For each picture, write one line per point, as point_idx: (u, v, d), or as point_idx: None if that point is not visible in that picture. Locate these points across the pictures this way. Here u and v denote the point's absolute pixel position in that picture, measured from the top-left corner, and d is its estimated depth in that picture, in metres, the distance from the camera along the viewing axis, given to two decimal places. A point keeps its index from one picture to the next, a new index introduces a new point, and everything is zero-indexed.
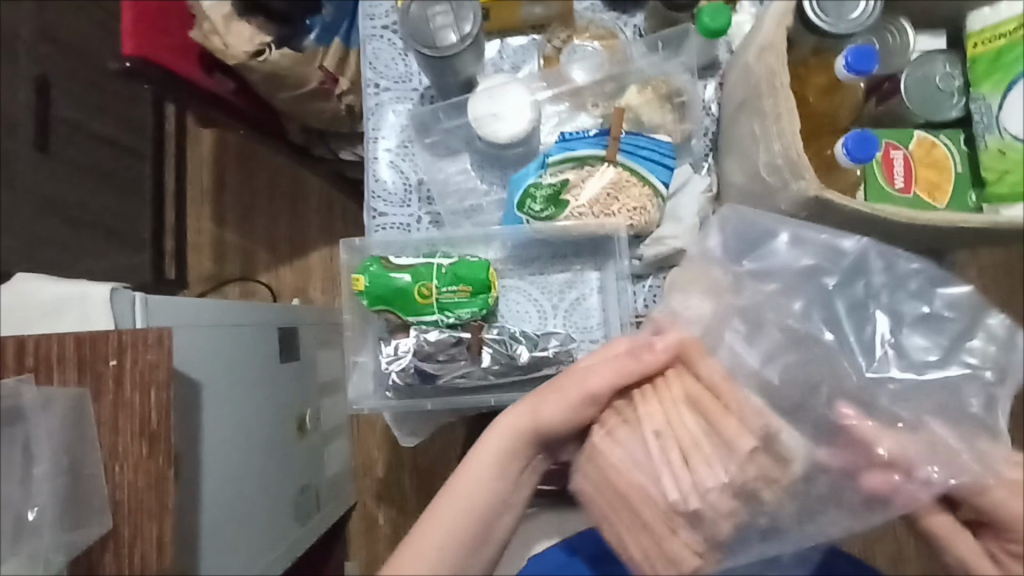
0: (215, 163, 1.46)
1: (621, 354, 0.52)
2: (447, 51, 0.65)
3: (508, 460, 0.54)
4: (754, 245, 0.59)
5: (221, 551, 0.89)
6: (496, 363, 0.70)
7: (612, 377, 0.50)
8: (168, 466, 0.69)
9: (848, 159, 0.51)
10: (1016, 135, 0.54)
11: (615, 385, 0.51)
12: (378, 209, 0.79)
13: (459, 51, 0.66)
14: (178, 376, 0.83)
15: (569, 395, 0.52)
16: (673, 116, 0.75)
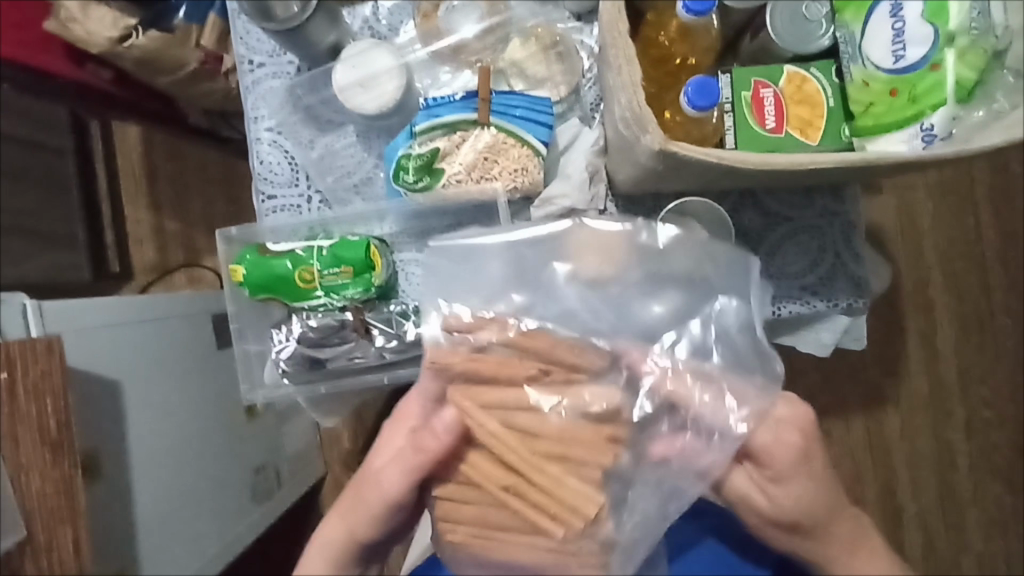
0: (143, 150, 1.42)
1: (407, 450, 0.57)
2: (288, 23, 0.67)
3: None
4: (523, 288, 0.58)
5: (164, 542, 0.90)
6: (388, 339, 0.69)
7: (403, 476, 0.57)
8: (76, 469, 0.71)
9: (691, 107, 0.49)
10: (878, 64, 0.52)
11: (407, 482, 0.57)
12: (266, 191, 0.75)
13: (301, 21, 0.67)
14: (90, 379, 0.82)
15: (373, 502, 0.60)
16: (559, 67, 0.72)
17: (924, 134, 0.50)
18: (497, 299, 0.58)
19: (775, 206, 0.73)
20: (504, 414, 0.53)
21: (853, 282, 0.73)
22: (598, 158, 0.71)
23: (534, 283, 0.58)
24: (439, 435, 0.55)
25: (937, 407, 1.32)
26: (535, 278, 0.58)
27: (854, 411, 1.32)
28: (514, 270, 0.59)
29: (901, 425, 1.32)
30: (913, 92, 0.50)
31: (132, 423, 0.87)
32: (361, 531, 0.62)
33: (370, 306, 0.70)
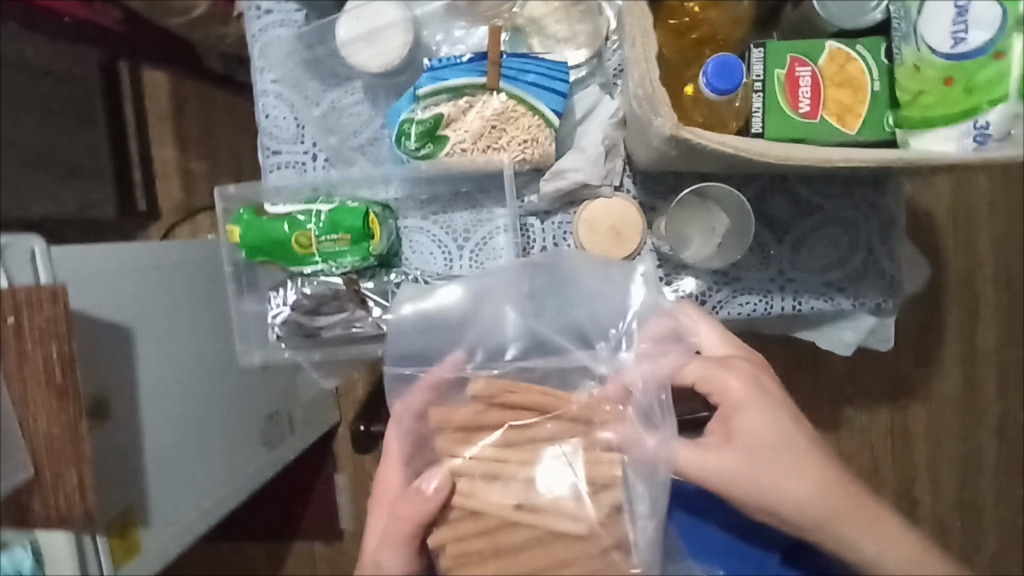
0: (170, 88, 1.40)
1: (400, 519, 0.55)
2: None
3: None
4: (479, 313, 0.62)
5: (176, 481, 0.93)
6: (384, 310, 0.68)
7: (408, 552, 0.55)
8: (82, 414, 0.71)
9: (710, 90, 0.44)
10: (933, 48, 0.45)
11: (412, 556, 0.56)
12: (271, 147, 0.73)
13: None
14: (102, 322, 0.83)
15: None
16: (585, 28, 0.67)
17: (976, 133, 0.43)
18: (456, 334, 0.62)
19: (807, 193, 0.68)
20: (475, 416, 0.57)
21: (884, 281, 0.68)
22: (616, 131, 0.67)
23: (487, 317, 0.62)
24: (427, 492, 0.54)
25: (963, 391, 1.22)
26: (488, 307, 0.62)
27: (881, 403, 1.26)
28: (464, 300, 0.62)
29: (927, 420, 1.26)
30: (969, 83, 0.43)
31: (142, 369, 0.88)
32: None
33: (366, 277, 0.70)
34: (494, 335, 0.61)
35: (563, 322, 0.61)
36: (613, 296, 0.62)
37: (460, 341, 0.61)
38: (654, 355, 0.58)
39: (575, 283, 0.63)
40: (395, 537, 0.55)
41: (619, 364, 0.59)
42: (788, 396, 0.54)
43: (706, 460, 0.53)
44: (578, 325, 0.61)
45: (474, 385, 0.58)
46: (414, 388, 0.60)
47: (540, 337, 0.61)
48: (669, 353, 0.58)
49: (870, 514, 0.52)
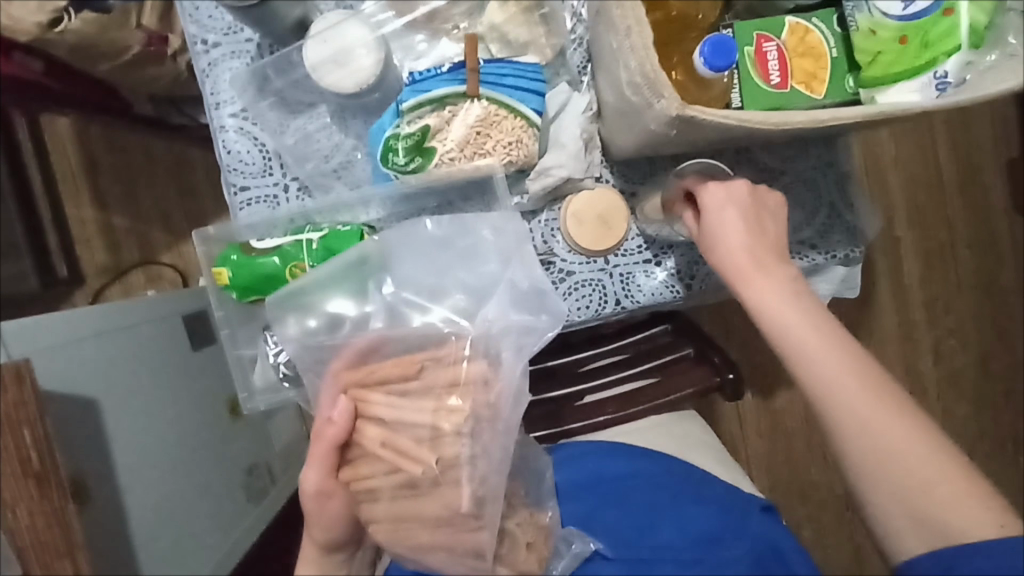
0: (79, 140, 1.23)
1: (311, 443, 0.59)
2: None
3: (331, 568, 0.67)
4: (375, 298, 0.61)
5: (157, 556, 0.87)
6: None
7: (320, 472, 0.59)
8: (66, 500, 0.65)
9: (706, 69, 0.48)
10: (886, 12, 0.51)
11: (324, 476, 0.59)
12: (238, 183, 0.70)
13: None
14: (62, 399, 0.76)
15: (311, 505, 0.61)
16: (543, 30, 0.67)
17: (937, 82, 0.50)
18: (357, 315, 0.61)
19: (771, 161, 0.72)
20: (388, 385, 0.57)
21: (849, 231, 0.74)
22: (590, 124, 0.70)
23: (384, 294, 0.61)
24: (335, 419, 0.58)
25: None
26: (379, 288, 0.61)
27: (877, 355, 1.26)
28: (366, 280, 0.62)
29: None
30: (925, 39, 0.50)
31: (114, 442, 0.82)
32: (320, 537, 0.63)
33: (367, 298, 0.61)
34: (384, 310, 0.60)
35: (447, 284, 0.61)
36: (485, 262, 0.62)
37: (345, 324, 0.61)
38: (520, 325, 0.59)
39: (471, 248, 0.62)
40: (313, 459, 0.59)
41: (487, 329, 0.59)
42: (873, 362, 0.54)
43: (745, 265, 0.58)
44: (446, 291, 0.61)
45: (361, 346, 0.59)
46: (345, 362, 0.59)
47: (420, 303, 0.60)
48: (533, 322, 0.60)
49: (885, 407, 0.51)
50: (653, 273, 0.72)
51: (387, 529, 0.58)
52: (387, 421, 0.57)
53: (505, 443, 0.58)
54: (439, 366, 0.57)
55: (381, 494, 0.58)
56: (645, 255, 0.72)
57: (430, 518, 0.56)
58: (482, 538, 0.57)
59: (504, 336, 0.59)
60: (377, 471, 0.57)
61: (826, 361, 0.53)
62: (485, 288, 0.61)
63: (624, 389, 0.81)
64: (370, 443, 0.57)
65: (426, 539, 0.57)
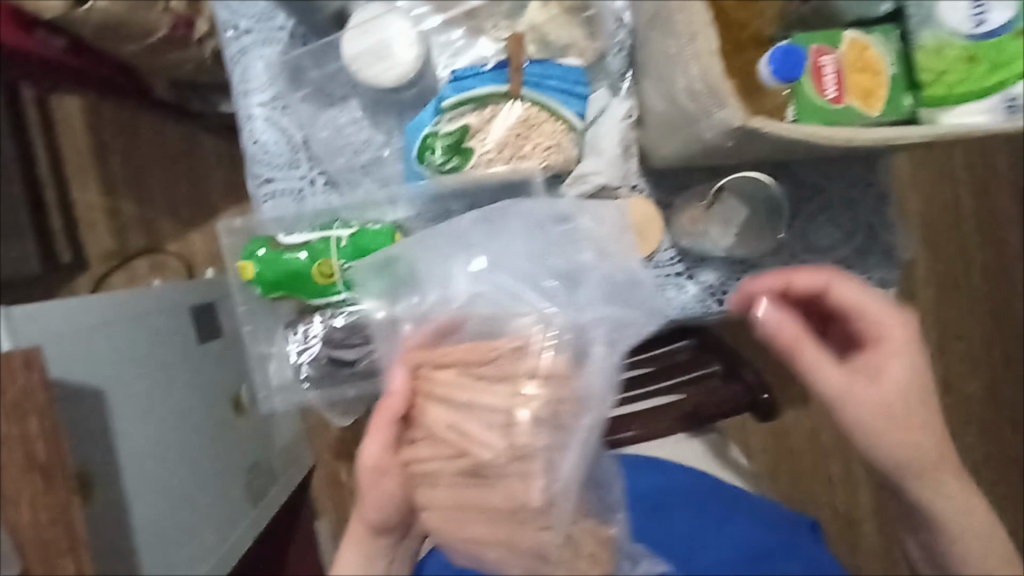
0: (89, 122, 1.20)
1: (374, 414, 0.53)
2: None
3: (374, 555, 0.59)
4: (453, 265, 0.55)
5: (157, 557, 0.82)
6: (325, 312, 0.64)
7: (380, 445, 0.53)
8: (73, 495, 0.60)
9: (773, 79, 0.47)
10: (955, 30, 0.51)
11: (383, 451, 0.53)
12: (263, 174, 0.68)
13: None
14: (65, 390, 0.72)
15: (364, 483, 0.54)
16: (585, 32, 0.65)
17: (1007, 104, 0.50)
18: (434, 288, 0.55)
19: (812, 176, 0.71)
20: (457, 368, 0.50)
21: (886, 253, 0.72)
22: (630, 132, 0.68)
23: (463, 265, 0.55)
24: (395, 389, 0.52)
25: (936, 355, 1.23)
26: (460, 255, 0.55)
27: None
28: (446, 242, 0.57)
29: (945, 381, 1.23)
30: (995, 60, 0.50)
31: (121, 434, 0.78)
32: (370, 517, 0.56)
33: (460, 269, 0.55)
34: (462, 287, 0.54)
35: (535, 265, 0.53)
36: (580, 241, 0.54)
37: (418, 294, 0.56)
38: (610, 320, 0.51)
39: (569, 231, 0.54)
40: (374, 427, 0.53)
41: (578, 320, 0.50)
42: (915, 420, 0.55)
43: (848, 382, 0.55)
44: (534, 270, 0.53)
45: (437, 326, 0.52)
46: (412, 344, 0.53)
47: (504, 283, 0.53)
48: (624, 319, 0.52)
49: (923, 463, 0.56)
50: (685, 286, 0.70)
51: (439, 517, 0.49)
52: (453, 404, 0.48)
53: (586, 443, 0.49)
54: (520, 352, 0.48)
55: (439, 477, 0.49)
56: (677, 267, 0.70)
57: (490, 509, 0.46)
58: (544, 538, 0.46)
59: (597, 327, 0.51)
60: (439, 451, 0.49)
61: (876, 439, 0.56)
62: (579, 277, 0.52)
63: (650, 404, 0.79)
64: (430, 423, 0.50)
65: (483, 532, 0.47)
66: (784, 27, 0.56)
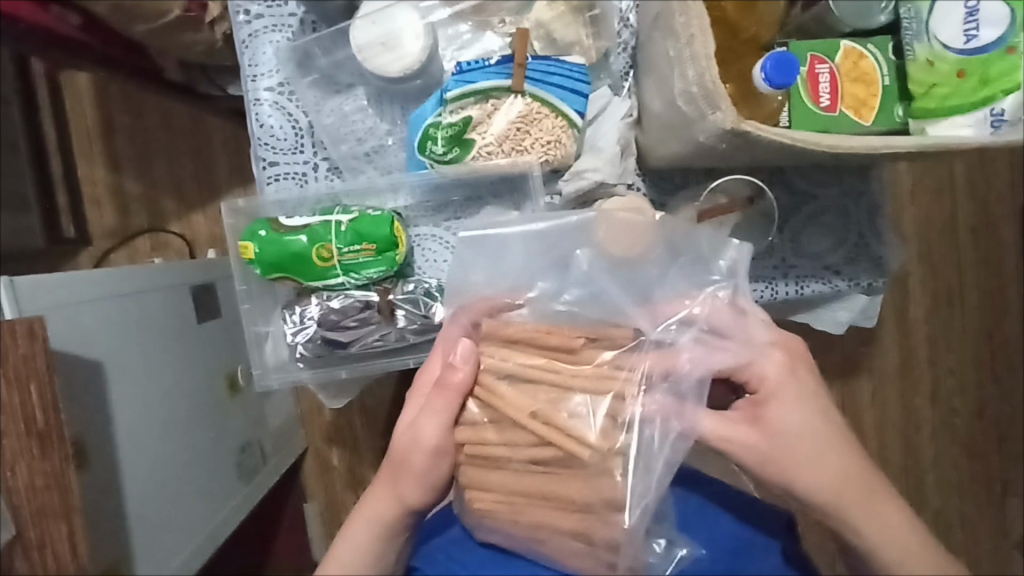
0: (97, 100, 1.21)
1: (432, 389, 0.53)
2: None
3: (389, 537, 0.56)
4: (514, 262, 0.59)
5: (151, 533, 0.82)
6: (334, 295, 0.66)
7: (440, 420, 0.52)
8: (68, 462, 0.60)
9: (767, 84, 0.48)
10: (945, 45, 0.52)
11: (444, 428, 0.52)
12: (267, 157, 0.69)
13: None
14: (66, 358, 0.73)
15: (417, 462, 0.53)
16: (588, 32, 0.66)
17: (993, 118, 0.51)
18: (521, 290, 0.57)
19: (802, 184, 0.72)
20: (531, 349, 0.53)
21: (874, 262, 0.74)
22: (629, 131, 0.70)
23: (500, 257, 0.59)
24: (459, 365, 0.53)
25: (926, 366, 1.24)
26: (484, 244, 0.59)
27: (888, 386, 1.24)
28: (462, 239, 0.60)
29: (933, 392, 1.24)
30: (983, 75, 0.51)
31: (118, 406, 0.79)
32: (410, 496, 0.54)
33: (545, 274, 0.57)
34: (555, 288, 0.57)
35: (624, 285, 0.57)
36: (681, 270, 0.57)
37: (478, 286, 0.58)
38: (705, 342, 0.54)
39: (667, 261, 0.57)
40: (432, 409, 0.53)
41: (660, 326, 0.55)
42: (799, 419, 0.51)
43: (732, 434, 0.52)
44: (628, 286, 0.57)
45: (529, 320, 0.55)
46: (474, 312, 0.57)
47: (597, 288, 0.57)
48: (722, 345, 0.54)
49: (794, 469, 0.51)
50: None
51: (490, 500, 0.52)
52: (522, 385, 0.52)
53: (677, 449, 0.52)
54: (603, 344, 0.54)
55: (508, 461, 0.51)
56: None
57: (563, 500, 0.50)
58: (617, 534, 0.50)
59: (692, 339, 0.54)
60: (511, 440, 0.51)
61: (750, 444, 0.52)
62: (676, 292, 0.57)
63: None
64: (505, 403, 0.51)
65: (539, 516, 0.51)
66: (783, 35, 0.58)
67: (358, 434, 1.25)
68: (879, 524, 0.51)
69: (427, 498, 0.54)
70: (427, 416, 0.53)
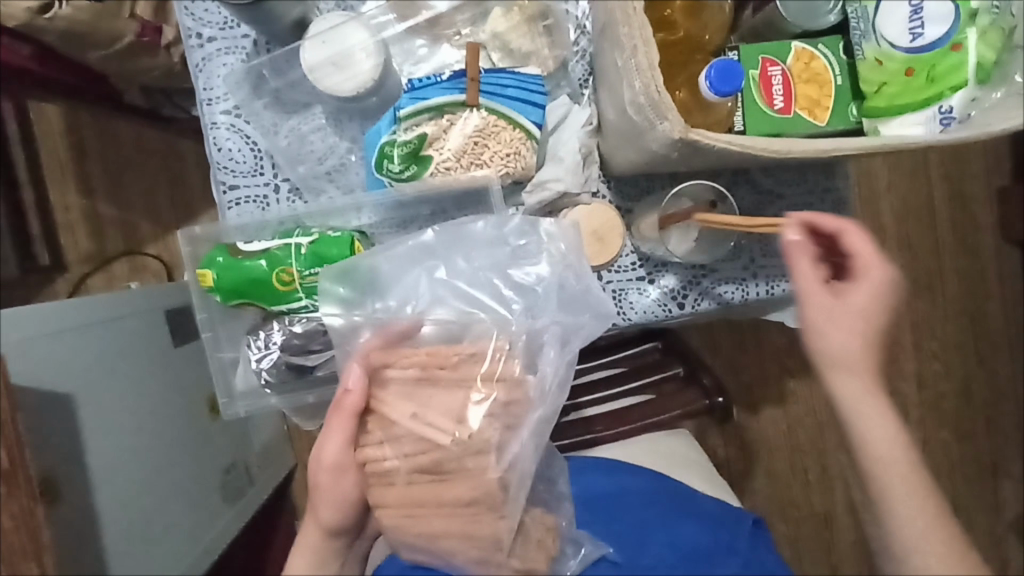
0: (66, 126, 1.19)
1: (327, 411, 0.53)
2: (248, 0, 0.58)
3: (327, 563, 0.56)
4: (423, 283, 0.61)
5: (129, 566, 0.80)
6: (284, 320, 0.65)
7: (340, 439, 0.52)
8: (36, 501, 0.59)
9: (711, 93, 0.48)
10: (892, 43, 0.52)
11: (344, 445, 0.53)
12: (227, 181, 0.69)
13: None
14: (34, 394, 0.72)
15: (322, 480, 0.53)
16: (545, 40, 0.66)
17: (942, 117, 0.51)
18: (406, 303, 0.60)
19: (768, 182, 0.72)
20: (419, 369, 0.53)
21: None
22: (590, 139, 0.69)
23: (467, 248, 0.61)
24: (352, 388, 0.53)
25: (911, 353, 1.24)
26: (467, 239, 0.61)
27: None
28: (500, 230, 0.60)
29: (919, 378, 1.25)
30: (930, 73, 0.51)
31: (90, 440, 0.78)
32: (327, 517, 0.55)
33: (414, 295, 0.60)
34: (426, 297, 0.60)
35: (483, 292, 0.60)
36: (529, 256, 0.60)
37: (388, 299, 0.61)
38: (560, 322, 0.58)
39: (525, 247, 0.60)
40: (332, 428, 0.53)
41: (531, 325, 0.58)
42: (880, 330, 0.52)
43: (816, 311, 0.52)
44: (487, 289, 0.60)
45: (403, 324, 0.58)
46: (370, 346, 0.57)
47: (461, 298, 0.60)
48: (575, 322, 0.59)
49: (863, 377, 0.52)
50: (646, 291, 0.71)
51: (397, 513, 0.51)
52: (404, 394, 0.52)
53: (543, 431, 0.55)
54: (478, 358, 0.54)
55: (398, 475, 0.51)
56: (638, 272, 0.71)
57: (453, 502, 0.50)
58: (501, 528, 0.51)
59: (548, 330, 0.58)
60: (402, 449, 0.51)
61: (833, 334, 0.52)
62: (531, 288, 0.60)
63: (613, 405, 0.77)
64: (390, 412, 0.52)
65: (439, 525, 0.50)
66: (736, 38, 0.58)
67: None
68: (899, 449, 0.51)
69: (343, 519, 0.55)
70: (328, 436, 0.53)
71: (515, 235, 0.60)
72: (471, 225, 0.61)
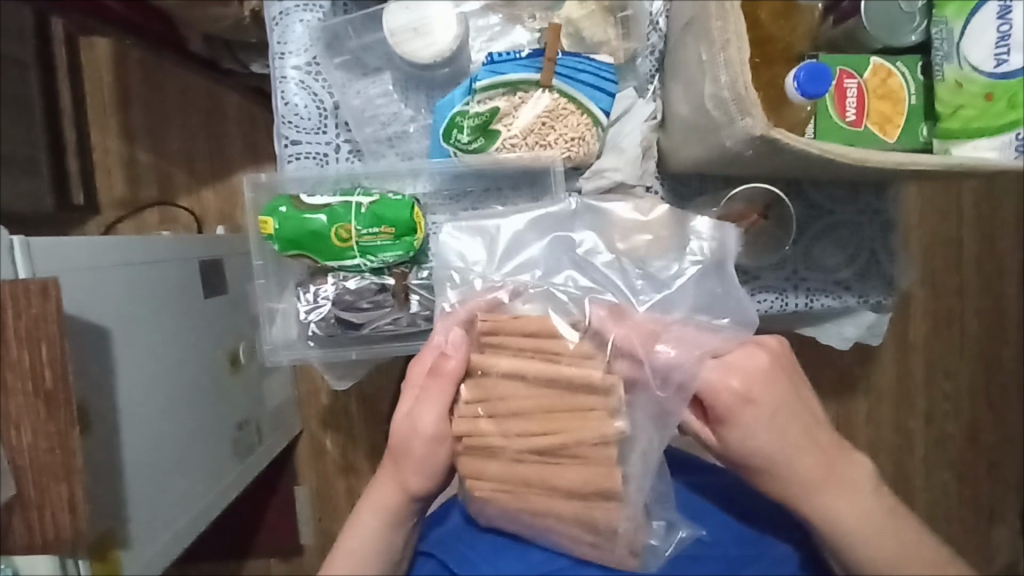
0: (116, 69, 1.21)
1: (425, 377, 0.55)
2: None
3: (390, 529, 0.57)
4: (551, 257, 0.63)
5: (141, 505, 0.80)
6: (338, 274, 0.66)
7: (438, 408, 0.54)
8: (73, 423, 0.56)
9: (798, 93, 0.50)
10: (975, 67, 0.53)
11: (441, 415, 0.54)
12: (290, 135, 0.69)
13: None
14: (75, 324, 0.73)
15: (418, 452, 0.55)
16: (617, 31, 0.66)
17: (1017, 143, 0.52)
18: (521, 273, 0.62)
19: (818, 198, 0.73)
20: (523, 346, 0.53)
21: (885, 281, 0.74)
22: (651, 133, 0.70)
23: (597, 225, 0.64)
24: (451, 356, 0.54)
25: (924, 389, 1.25)
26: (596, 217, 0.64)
27: (884, 407, 1.24)
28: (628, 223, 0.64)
29: (928, 416, 1.25)
30: (1012, 99, 0.52)
31: (122, 373, 0.79)
32: (414, 485, 0.56)
33: (537, 263, 0.62)
34: (552, 269, 0.62)
35: (619, 277, 0.61)
36: (675, 248, 0.62)
37: (503, 266, 0.63)
38: (693, 321, 0.57)
39: (664, 240, 0.63)
40: (430, 395, 0.54)
41: (659, 312, 0.59)
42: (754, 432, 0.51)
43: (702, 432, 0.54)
44: (619, 275, 0.61)
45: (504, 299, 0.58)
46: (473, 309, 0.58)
47: (592, 276, 0.61)
48: (709, 322, 0.57)
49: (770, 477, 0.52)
50: None
51: (496, 487, 0.55)
52: (511, 365, 0.53)
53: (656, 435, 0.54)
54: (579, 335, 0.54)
55: (503, 450, 0.53)
56: None
57: (565, 488, 0.52)
58: (615, 514, 0.54)
59: (681, 324, 0.57)
60: (509, 428, 0.52)
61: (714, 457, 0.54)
62: (667, 282, 0.61)
63: None
64: (502, 392, 0.53)
65: (545, 503, 0.54)
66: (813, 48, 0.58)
67: (353, 420, 1.25)
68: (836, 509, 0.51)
69: (427, 488, 0.56)
70: (425, 405, 0.54)
71: (653, 228, 0.64)
72: (612, 210, 0.64)
